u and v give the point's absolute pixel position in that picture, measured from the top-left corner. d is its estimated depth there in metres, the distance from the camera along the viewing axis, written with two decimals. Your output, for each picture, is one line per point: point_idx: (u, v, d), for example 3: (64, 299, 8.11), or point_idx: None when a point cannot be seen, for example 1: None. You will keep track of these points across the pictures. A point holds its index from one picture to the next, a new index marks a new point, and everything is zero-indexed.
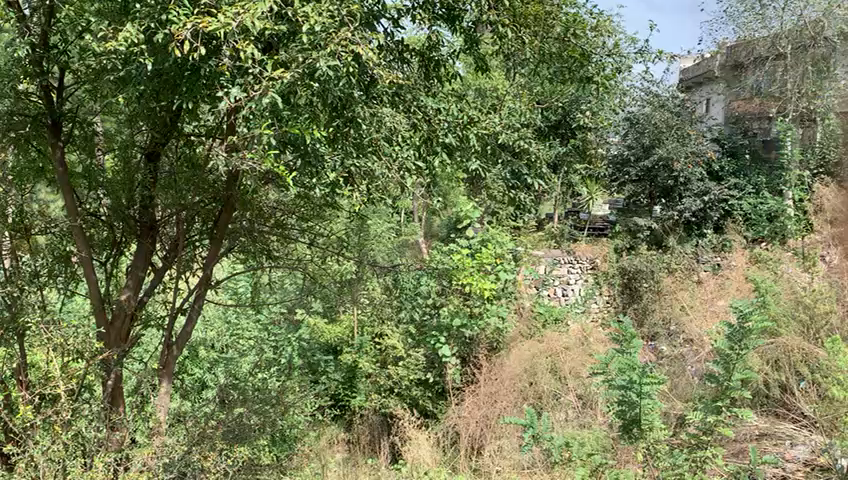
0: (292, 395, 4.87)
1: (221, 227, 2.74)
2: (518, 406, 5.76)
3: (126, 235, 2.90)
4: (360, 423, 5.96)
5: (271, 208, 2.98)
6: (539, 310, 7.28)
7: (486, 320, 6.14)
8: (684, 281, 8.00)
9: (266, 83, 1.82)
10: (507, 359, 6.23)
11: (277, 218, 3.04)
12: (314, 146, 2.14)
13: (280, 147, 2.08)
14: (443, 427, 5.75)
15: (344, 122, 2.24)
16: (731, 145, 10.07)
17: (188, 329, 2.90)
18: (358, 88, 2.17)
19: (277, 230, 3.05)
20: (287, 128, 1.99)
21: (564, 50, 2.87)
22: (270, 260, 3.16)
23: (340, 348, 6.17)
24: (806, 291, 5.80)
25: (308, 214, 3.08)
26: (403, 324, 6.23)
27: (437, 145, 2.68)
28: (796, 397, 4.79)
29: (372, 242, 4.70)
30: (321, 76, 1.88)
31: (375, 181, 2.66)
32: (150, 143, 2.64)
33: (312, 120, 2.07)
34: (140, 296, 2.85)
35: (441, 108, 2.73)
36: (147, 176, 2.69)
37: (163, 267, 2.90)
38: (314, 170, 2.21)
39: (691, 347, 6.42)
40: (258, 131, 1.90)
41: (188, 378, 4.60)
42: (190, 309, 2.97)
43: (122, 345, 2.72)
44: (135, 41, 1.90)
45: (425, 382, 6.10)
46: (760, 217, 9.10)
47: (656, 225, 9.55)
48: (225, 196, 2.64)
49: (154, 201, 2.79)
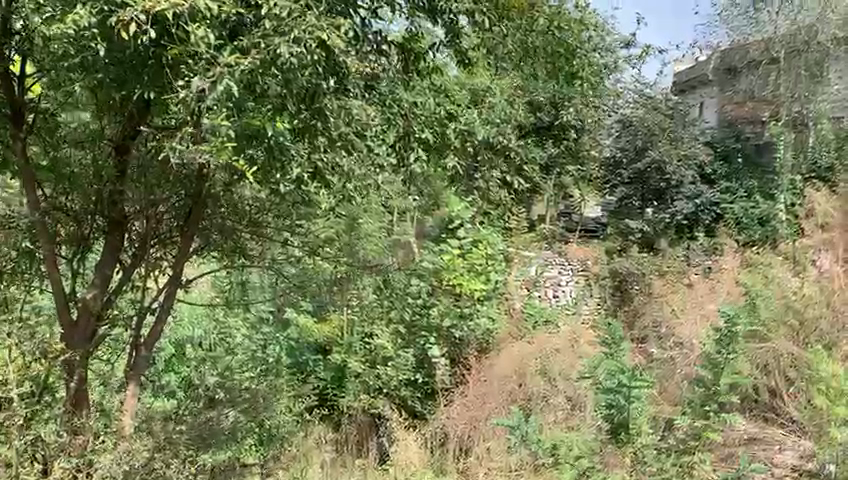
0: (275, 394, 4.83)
1: (189, 231, 2.76)
2: (507, 408, 5.81)
3: (95, 231, 2.78)
4: (348, 424, 5.70)
5: (246, 207, 2.89)
6: (528, 311, 7.19)
7: (476, 321, 6.43)
8: (672, 287, 8.10)
9: (220, 68, 1.82)
10: (498, 360, 6.32)
11: (252, 217, 2.94)
12: (279, 140, 2.09)
13: (243, 142, 2.04)
14: (431, 428, 5.68)
15: (314, 118, 2.16)
16: (724, 149, 10.09)
17: (158, 328, 2.89)
18: (327, 80, 2.10)
19: (250, 229, 2.96)
20: (248, 123, 1.96)
21: (548, 45, 2.88)
22: (248, 259, 3.14)
23: (329, 346, 5.89)
24: (796, 296, 5.80)
25: (281, 213, 3.00)
26: (395, 326, 5.95)
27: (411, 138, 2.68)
28: (785, 402, 4.81)
29: (363, 241, 4.67)
30: (284, 63, 1.88)
31: (355, 175, 2.61)
32: (119, 133, 2.51)
33: (276, 113, 2.02)
34: (107, 296, 2.79)
35: (419, 102, 2.75)
36: (113, 170, 2.60)
37: (133, 266, 2.84)
38: (280, 166, 2.16)
39: (681, 350, 6.38)
40: (216, 121, 1.87)
41: (173, 377, 4.55)
42: (160, 308, 2.92)
43: (85, 345, 2.70)
44: (85, 24, 1.82)
45: (413, 383, 6.07)
46: (752, 221, 8.92)
47: (648, 227, 9.54)
48: (194, 193, 2.60)
49: (123, 196, 2.64)
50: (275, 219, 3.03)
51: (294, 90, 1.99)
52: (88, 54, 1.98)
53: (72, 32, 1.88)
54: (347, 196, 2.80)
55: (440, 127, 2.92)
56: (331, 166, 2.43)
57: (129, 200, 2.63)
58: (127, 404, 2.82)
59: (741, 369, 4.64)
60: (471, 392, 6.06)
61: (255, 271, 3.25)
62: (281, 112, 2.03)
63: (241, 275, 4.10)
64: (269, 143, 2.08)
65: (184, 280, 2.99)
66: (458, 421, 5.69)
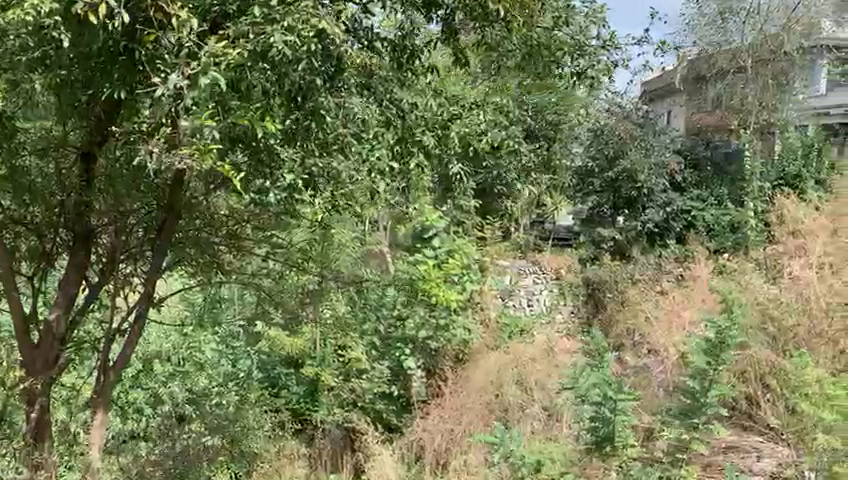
0: (247, 408, 4.76)
1: (161, 244, 2.58)
2: (483, 421, 5.73)
3: (58, 247, 2.63)
4: (322, 438, 5.62)
5: (224, 218, 2.79)
6: (503, 321, 7.07)
7: (452, 331, 6.26)
8: (647, 293, 8.03)
9: (204, 59, 1.69)
10: (472, 372, 6.20)
11: (231, 228, 2.83)
12: (268, 142, 2.09)
13: (228, 145, 2.00)
14: (406, 440, 5.61)
15: (308, 118, 2.07)
16: (694, 157, 10.08)
17: (127, 349, 2.74)
18: (320, 75, 1.99)
19: (230, 242, 2.86)
20: (234, 120, 1.82)
21: (550, 42, 2.75)
22: (223, 275, 2.99)
23: (300, 360, 5.58)
24: (771, 302, 5.80)
25: (261, 224, 2.89)
26: (370, 338, 5.85)
27: (409, 141, 2.61)
28: (761, 409, 4.85)
29: (336, 253, 4.54)
30: (274, 56, 1.77)
31: (344, 181, 2.50)
32: (85, 140, 2.33)
33: (263, 112, 1.89)
34: (71, 315, 2.62)
35: (417, 103, 2.62)
36: (77, 178, 2.41)
37: (101, 280, 2.70)
38: (268, 174, 2.18)
39: (655, 358, 6.36)
40: (199, 121, 1.73)
41: (142, 394, 4.41)
42: (130, 330, 2.77)
43: (46, 374, 2.54)
44: (45, 7, 1.68)
45: (388, 396, 5.95)
46: (724, 229, 9.30)
47: (620, 235, 9.51)
48: (169, 202, 2.46)
49: (91, 207, 2.48)
50: (255, 232, 2.94)
51: (285, 85, 1.90)
52: (50, 47, 1.92)
53: (34, 20, 1.75)
54: (337, 206, 2.68)
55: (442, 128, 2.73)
56: (326, 173, 2.37)
57: (96, 213, 2.52)
58: (94, 438, 2.65)
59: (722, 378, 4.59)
60: (448, 403, 5.93)
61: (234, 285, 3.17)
62: (268, 111, 1.90)
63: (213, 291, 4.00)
64: (259, 144, 2.07)
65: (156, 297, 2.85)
66: (435, 434, 5.59)
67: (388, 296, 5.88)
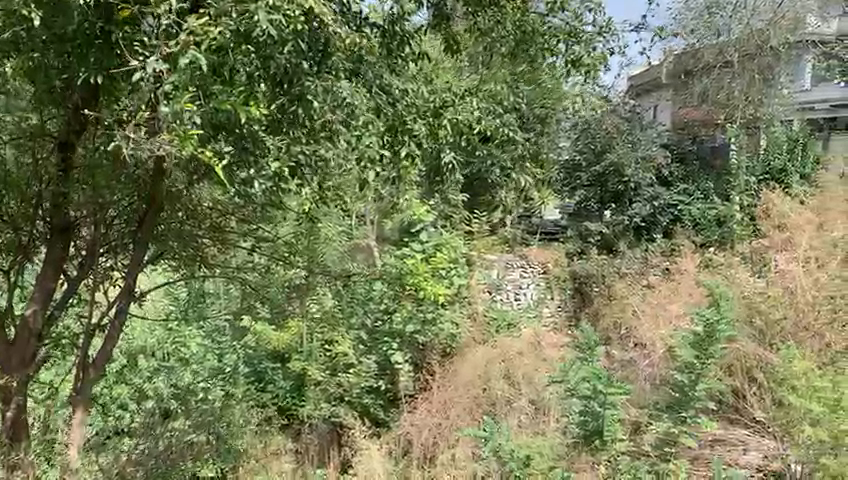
0: (227, 406, 4.88)
1: (144, 234, 2.56)
2: (471, 415, 5.72)
3: (34, 240, 2.57)
4: (309, 433, 5.51)
5: (209, 208, 2.71)
6: (491, 315, 7.05)
7: (439, 325, 6.26)
8: (634, 287, 8.04)
9: (183, 39, 1.68)
10: (460, 367, 6.20)
11: (215, 219, 2.77)
12: (251, 127, 1.97)
13: (210, 131, 1.90)
14: (394, 435, 5.60)
15: (294, 103, 2.02)
16: (680, 151, 10.07)
17: (108, 347, 2.69)
18: (306, 59, 1.95)
19: (214, 235, 2.83)
20: (216, 105, 1.78)
21: (544, 30, 2.80)
22: (208, 268, 2.99)
23: (287, 355, 5.69)
24: (758, 295, 5.82)
25: (245, 218, 2.86)
26: (355, 333, 5.87)
27: (401, 131, 2.53)
28: (748, 402, 4.88)
29: (324, 246, 4.50)
30: (258, 35, 1.74)
31: (329, 169, 2.49)
32: (62, 128, 2.29)
33: (247, 96, 1.86)
34: (48, 310, 2.60)
35: (409, 89, 2.53)
36: (55, 167, 2.36)
37: (79, 275, 2.64)
38: (252, 161, 2.06)
39: (643, 351, 6.38)
40: (179, 105, 1.65)
41: (127, 389, 4.48)
42: (110, 325, 2.72)
43: (23, 371, 2.51)
44: None
45: (375, 390, 5.92)
46: (710, 223, 9.11)
47: (607, 229, 9.56)
48: (148, 193, 2.40)
49: (69, 198, 2.42)
50: (239, 224, 2.89)
51: (269, 68, 1.88)
52: (21, 28, 1.81)
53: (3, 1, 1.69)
54: (322, 195, 2.66)
55: (433, 117, 2.66)
56: (312, 161, 2.30)
57: (74, 204, 2.44)
58: (73, 435, 2.65)
59: (710, 372, 4.62)
60: (435, 398, 5.92)
61: (217, 277, 3.08)
62: (252, 96, 1.87)
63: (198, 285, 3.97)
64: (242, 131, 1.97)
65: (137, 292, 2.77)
66: (422, 429, 5.59)
67: (375, 290, 5.84)
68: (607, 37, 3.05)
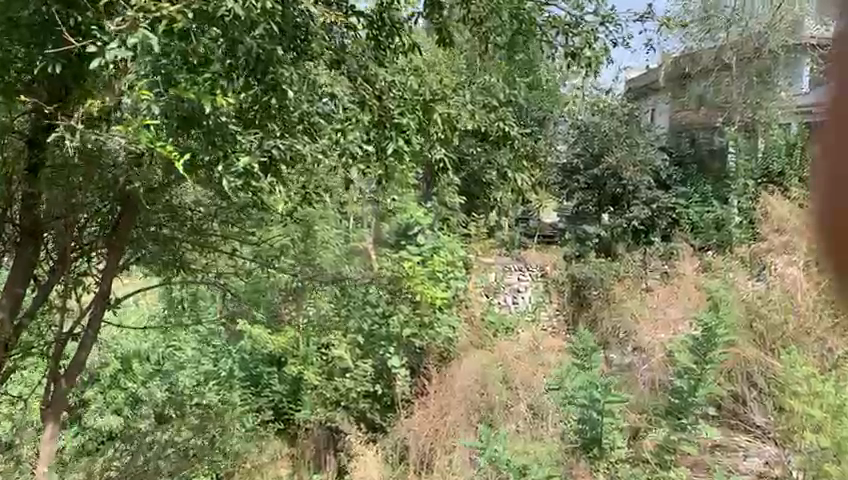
0: (218, 417, 4.78)
1: (120, 236, 2.52)
2: (468, 421, 5.74)
3: (3, 243, 2.42)
4: (304, 438, 5.68)
5: (189, 209, 2.60)
6: (490, 318, 6.95)
7: (437, 329, 6.08)
8: (633, 291, 7.99)
9: (131, 19, 1.50)
10: (459, 370, 6.11)
11: (195, 224, 2.66)
12: (219, 120, 1.75)
13: (176, 126, 1.70)
14: (391, 440, 5.67)
15: (268, 94, 1.88)
16: (679, 155, 10.05)
17: (81, 357, 2.76)
18: (282, 45, 1.82)
19: (194, 238, 2.70)
20: (177, 93, 1.60)
21: (543, 18, 2.68)
22: (187, 273, 2.85)
23: (283, 359, 5.68)
24: (759, 298, 5.73)
25: (230, 217, 2.75)
26: (353, 337, 5.56)
27: (391, 126, 2.36)
28: (748, 407, 4.85)
29: (318, 249, 4.42)
30: (223, 15, 1.59)
31: (314, 169, 2.42)
32: (29, 126, 2.10)
33: (215, 84, 1.70)
34: (16, 319, 2.49)
35: (396, 81, 2.47)
36: (23, 167, 2.18)
37: (50, 279, 2.58)
38: (220, 157, 1.78)
39: (643, 355, 6.31)
40: (136, 93, 1.58)
41: (121, 394, 4.63)
42: (83, 331, 2.79)
43: None
44: None
45: (372, 394, 5.86)
46: (709, 227, 9.00)
47: (605, 232, 9.61)
48: (125, 196, 2.39)
49: (39, 200, 2.32)
50: (221, 226, 2.78)
51: (238, 55, 1.70)
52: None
53: None
54: (306, 192, 2.60)
55: (422, 111, 2.54)
56: (290, 156, 2.02)
57: (45, 206, 2.34)
58: (45, 447, 2.68)
59: (710, 377, 4.66)
60: (433, 404, 5.88)
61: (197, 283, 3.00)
62: (219, 83, 1.66)
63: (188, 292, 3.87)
64: (208, 124, 1.72)
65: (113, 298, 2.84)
66: (420, 432, 5.66)
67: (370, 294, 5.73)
68: (613, 28, 2.77)
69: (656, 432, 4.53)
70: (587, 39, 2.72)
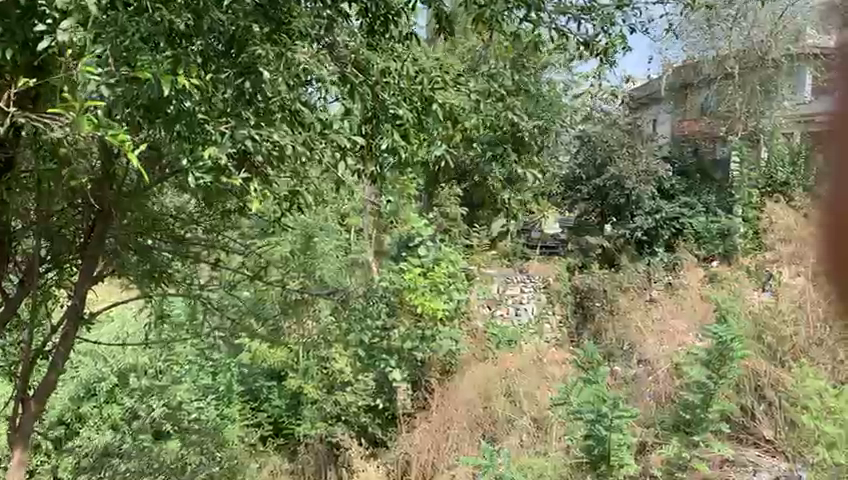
0: (214, 437, 4.65)
1: (93, 245, 2.34)
2: (470, 439, 5.56)
3: None
4: (305, 452, 5.63)
5: (170, 215, 2.52)
6: (492, 330, 6.84)
7: (439, 342, 5.93)
8: (637, 302, 7.90)
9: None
10: (461, 383, 6.03)
11: (175, 230, 2.56)
12: (184, 102, 1.61)
13: (134, 112, 1.57)
14: (392, 455, 5.62)
15: (243, 76, 1.74)
16: (681, 167, 9.87)
17: (53, 376, 2.54)
18: (259, 23, 1.80)
19: (173, 244, 2.56)
20: (134, 74, 1.44)
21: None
22: (169, 285, 2.66)
23: (283, 372, 5.78)
24: (765, 308, 5.63)
25: (214, 224, 2.67)
26: (353, 349, 5.46)
27: (384, 116, 2.33)
28: (759, 421, 4.75)
29: (320, 261, 4.78)
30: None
31: (304, 168, 2.32)
32: None
33: (175, 62, 1.54)
34: None
35: (391, 66, 2.35)
36: None
37: (19, 293, 2.40)
38: (193, 143, 1.71)
39: (647, 367, 6.22)
40: (83, 69, 1.37)
41: (117, 410, 4.54)
42: (55, 351, 2.55)
43: None
44: None
45: (374, 408, 5.86)
46: (713, 235, 8.97)
47: (608, 243, 9.59)
48: (98, 200, 2.21)
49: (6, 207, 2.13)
50: (203, 233, 2.67)
51: (205, 28, 1.66)
52: None
53: None
54: (291, 199, 2.38)
55: (422, 105, 2.42)
56: (266, 148, 1.88)
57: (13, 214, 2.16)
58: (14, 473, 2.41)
59: (724, 392, 4.51)
60: (435, 418, 5.78)
61: (175, 296, 2.78)
62: (183, 62, 1.56)
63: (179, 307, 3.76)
64: (171, 112, 1.62)
65: (88, 314, 2.67)
66: (421, 449, 5.55)
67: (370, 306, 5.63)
68: (629, 12, 2.46)
69: (669, 446, 4.46)
70: (602, 24, 2.45)
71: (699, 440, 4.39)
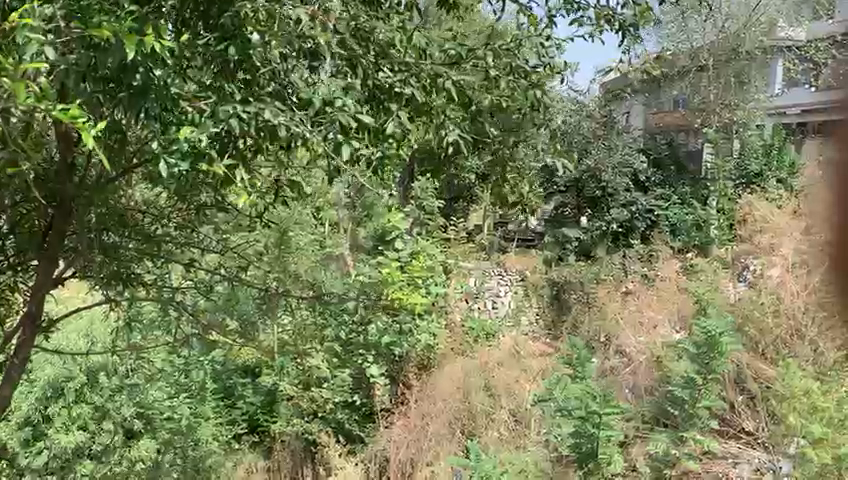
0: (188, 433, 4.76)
1: (52, 244, 2.13)
2: (450, 434, 5.48)
3: None
4: (281, 450, 5.54)
5: (137, 204, 2.41)
6: (469, 324, 6.76)
7: (418, 336, 5.92)
8: (614, 293, 7.89)
9: None
10: (438, 379, 5.92)
11: (146, 227, 2.40)
12: (151, 72, 1.35)
13: (92, 83, 1.35)
14: (371, 451, 5.54)
15: (226, 41, 1.56)
16: (656, 157, 9.90)
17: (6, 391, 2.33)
18: None
19: (144, 243, 2.34)
20: (92, 33, 1.23)
21: None
22: (140, 288, 2.45)
23: (256, 369, 5.64)
24: (743, 300, 5.64)
25: (186, 219, 2.52)
26: (330, 344, 5.33)
27: (386, 96, 1.98)
28: (735, 412, 4.80)
29: (295, 254, 4.71)
30: None
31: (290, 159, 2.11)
32: None
33: (142, 22, 1.36)
34: None
35: (396, 36, 1.92)
36: None
37: None
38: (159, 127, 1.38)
39: (625, 359, 6.18)
40: (23, 24, 1.20)
41: (86, 408, 4.34)
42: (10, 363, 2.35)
43: None
44: None
45: (350, 405, 5.82)
46: (688, 227, 9.04)
47: (584, 235, 9.47)
48: (55, 193, 2.01)
49: None
50: (175, 229, 2.53)
51: None
52: None
53: None
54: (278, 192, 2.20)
55: (429, 83, 2.02)
56: (256, 130, 1.58)
57: None
58: None
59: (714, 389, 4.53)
60: (413, 413, 5.71)
61: (149, 304, 2.56)
62: (150, 22, 1.36)
63: (147, 307, 3.60)
64: (135, 85, 1.33)
65: (46, 323, 2.46)
66: (400, 445, 5.48)
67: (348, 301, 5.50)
68: None
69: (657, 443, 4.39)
70: None
71: (686, 435, 4.32)
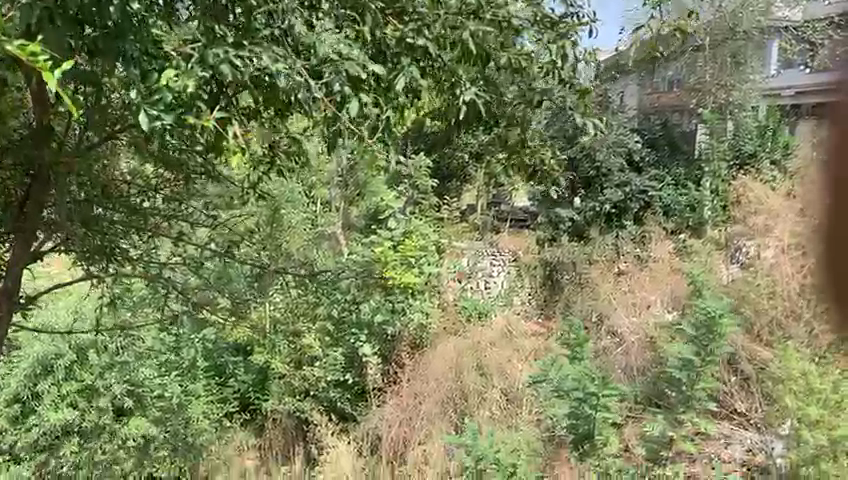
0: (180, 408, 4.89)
1: (29, 216, 2.04)
2: (442, 413, 5.46)
3: None
4: (272, 428, 5.66)
5: (124, 175, 2.34)
6: (463, 303, 6.37)
7: (409, 315, 5.80)
8: (607, 274, 7.88)
9: None
10: (431, 358, 5.81)
11: (131, 199, 2.34)
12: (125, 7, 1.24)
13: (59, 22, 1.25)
14: (364, 429, 5.55)
15: None
16: (651, 137, 9.82)
17: None
18: None
19: (130, 215, 2.29)
20: None
21: None
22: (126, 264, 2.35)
23: (248, 347, 5.63)
24: (737, 281, 5.62)
25: (175, 192, 2.48)
26: (321, 321, 5.47)
27: (397, 49, 1.75)
28: (729, 393, 4.77)
29: (288, 230, 4.71)
30: None
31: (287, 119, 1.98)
32: None
33: None
34: None
35: None
36: None
37: None
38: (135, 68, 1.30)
39: (618, 339, 6.16)
40: None
41: (76, 387, 4.51)
42: None
43: None
44: None
45: (342, 383, 5.77)
46: (682, 208, 9.00)
47: (578, 216, 9.44)
48: (32, 161, 1.93)
49: None
50: (163, 203, 2.49)
51: None
52: None
53: None
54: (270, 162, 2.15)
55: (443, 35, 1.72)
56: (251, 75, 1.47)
57: None
58: None
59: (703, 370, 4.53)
60: (406, 391, 5.68)
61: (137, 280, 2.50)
62: None
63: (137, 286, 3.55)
64: (110, 27, 1.29)
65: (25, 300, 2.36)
66: (393, 423, 5.47)
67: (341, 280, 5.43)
68: None
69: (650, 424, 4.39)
70: None
71: (684, 417, 4.42)
